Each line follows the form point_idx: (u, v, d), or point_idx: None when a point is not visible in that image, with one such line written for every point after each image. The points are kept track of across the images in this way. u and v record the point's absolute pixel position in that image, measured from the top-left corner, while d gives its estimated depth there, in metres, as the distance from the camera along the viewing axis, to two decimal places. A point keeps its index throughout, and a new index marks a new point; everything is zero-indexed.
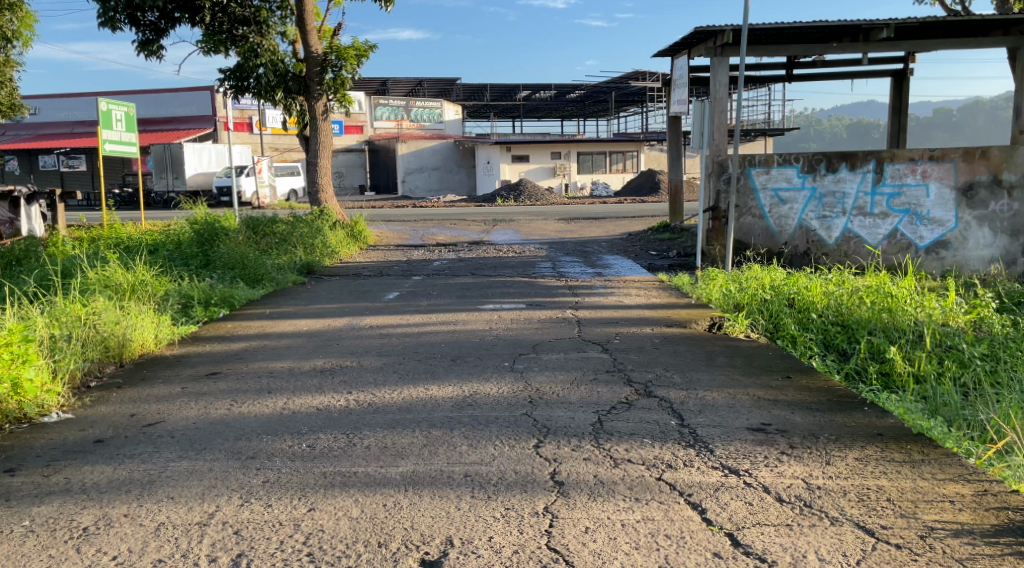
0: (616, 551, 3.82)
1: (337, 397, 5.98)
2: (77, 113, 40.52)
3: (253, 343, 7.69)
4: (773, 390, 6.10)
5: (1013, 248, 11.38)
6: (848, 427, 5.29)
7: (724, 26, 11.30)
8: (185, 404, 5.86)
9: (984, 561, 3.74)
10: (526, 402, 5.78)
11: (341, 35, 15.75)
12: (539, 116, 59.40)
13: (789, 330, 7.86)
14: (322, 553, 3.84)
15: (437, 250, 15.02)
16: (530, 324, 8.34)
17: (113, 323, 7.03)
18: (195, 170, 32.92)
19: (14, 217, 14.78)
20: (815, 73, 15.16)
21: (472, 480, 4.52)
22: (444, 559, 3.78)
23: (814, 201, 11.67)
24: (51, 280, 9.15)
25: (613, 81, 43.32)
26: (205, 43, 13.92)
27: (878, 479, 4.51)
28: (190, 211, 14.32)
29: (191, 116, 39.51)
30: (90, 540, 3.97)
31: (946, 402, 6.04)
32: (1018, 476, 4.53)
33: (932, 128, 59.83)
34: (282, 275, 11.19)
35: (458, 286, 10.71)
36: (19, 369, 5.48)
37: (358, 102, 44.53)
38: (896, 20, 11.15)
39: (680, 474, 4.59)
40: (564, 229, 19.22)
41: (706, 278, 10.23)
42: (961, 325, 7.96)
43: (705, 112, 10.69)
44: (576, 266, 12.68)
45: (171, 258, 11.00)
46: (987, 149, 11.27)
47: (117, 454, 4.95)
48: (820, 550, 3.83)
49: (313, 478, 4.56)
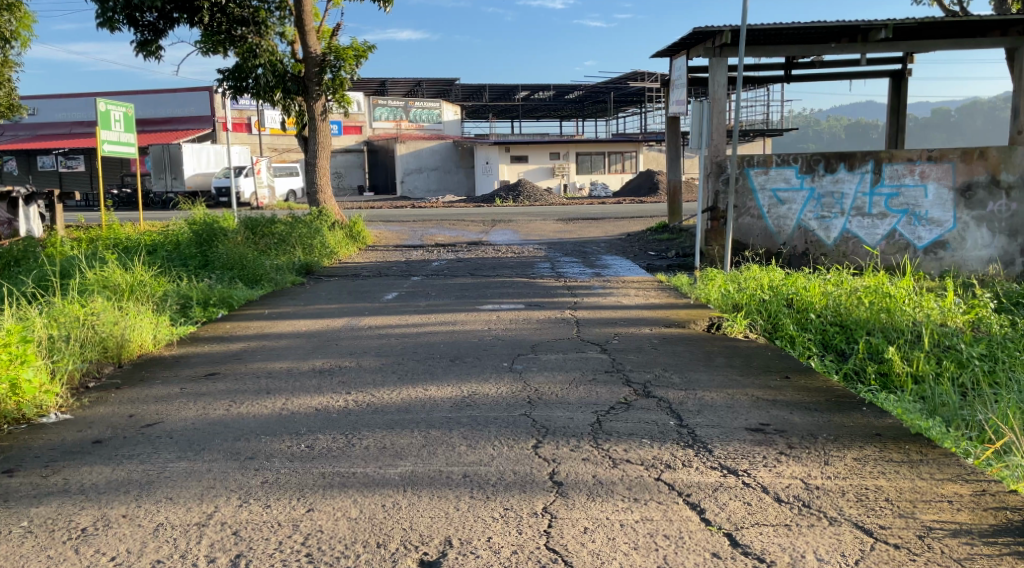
0: (615, 551, 3.83)
1: (336, 397, 5.98)
2: (75, 113, 40.52)
3: (252, 343, 7.69)
4: (771, 390, 6.11)
5: (1011, 249, 11.40)
6: (846, 427, 5.29)
7: (722, 27, 11.30)
8: (184, 404, 5.86)
9: (982, 561, 3.74)
10: (524, 402, 5.78)
11: (340, 35, 15.76)
12: (538, 117, 59.40)
13: (788, 330, 7.87)
14: (320, 553, 3.84)
15: (436, 250, 15.07)
16: (528, 324, 8.35)
17: (111, 323, 7.03)
18: (193, 170, 32.93)
19: (13, 218, 14.77)
20: (814, 73, 15.17)
21: (471, 480, 4.53)
22: (443, 559, 3.78)
23: (813, 202, 11.67)
24: (50, 281, 9.14)
25: (612, 81, 43.32)
26: (204, 44, 14.02)
27: (876, 479, 4.52)
28: (189, 212, 14.33)
29: (189, 116, 39.50)
30: (88, 541, 3.97)
31: (944, 402, 6.06)
32: (1016, 476, 4.54)
33: (931, 128, 59.83)
34: (281, 276, 11.19)
35: (457, 287, 10.71)
36: (18, 369, 5.48)
37: (357, 102, 44.57)
38: (894, 20, 11.15)
39: (678, 474, 4.59)
40: (562, 229, 19.29)
41: (704, 279, 10.24)
42: (959, 325, 7.98)
43: (704, 113, 10.66)
44: (574, 266, 12.69)
45: (169, 259, 11.00)
46: (985, 149, 11.28)
47: (115, 454, 4.95)
48: (819, 550, 3.83)
49: (312, 479, 4.57)
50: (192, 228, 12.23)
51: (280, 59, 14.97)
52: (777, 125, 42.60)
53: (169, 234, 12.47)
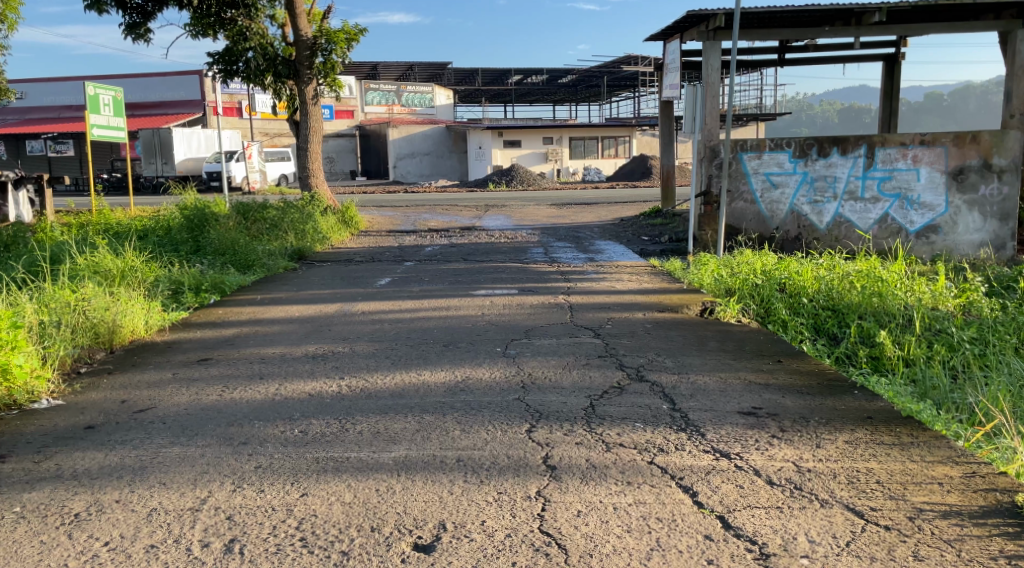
0: (608, 534, 3.84)
1: (330, 383, 5.96)
2: (65, 97, 40.34)
3: (244, 329, 7.65)
4: (764, 373, 6.13)
5: (1002, 233, 11.42)
6: (838, 411, 5.31)
7: (717, 10, 11.26)
8: (176, 391, 5.84)
9: (973, 543, 3.76)
10: (518, 386, 5.80)
11: (330, 18, 15.63)
12: (531, 101, 59.01)
13: (780, 314, 7.90)
14: (313, 538, 3.85)
15: (430, 236, 14.99)
16: (522, 309, 8.33)
17: (102, 309, 7.00)
18: (184, 154, 32.96)
19: (2, 203, 14.63)
20: (807, 57, 15.12)
21: (464, 464, 4.53)
22: (437, 543, 3.78)
23: (806, 186, 11.69)
24: (39, 267, 9.06)
25: (606, 64, 43.24)
26: (193, 27, 14.08)
27: (866, 462, 4.55)
28: (179, 197, 14.16)
29: (180, 101, 39.35)
30: (81, 526, 3.96)
31: (934, 385, 6.11)
32: (1005, 458, 4.58)
33: (924, 112, 59.91)
34: (273, 262, 11.09)
35: (449, 272, 10.71)
36: (8, 355, 5.43)
37: (348, 86, 44.52)
38: (888, 3, 11.05)
39: (672, 457, 4.61)
40: (556, 214, 19.22)
41: (698, 263, 10.20)
42: (950, 309, 8.03)
43: (698, 96, 10.57)
44: (569, 252, 12.65)
45: (160, 244, 10.92)
46: (978, 133, 11.28)
47: (108, 440, 4.94)
48: (810, 532, 3.86)
49: (305, 464, 4.56)
50: (183, 214, 12.21)
51: (271, 42, 14.89)
52: (770, 108, 42.80)
53: (160, 220, 12.42)
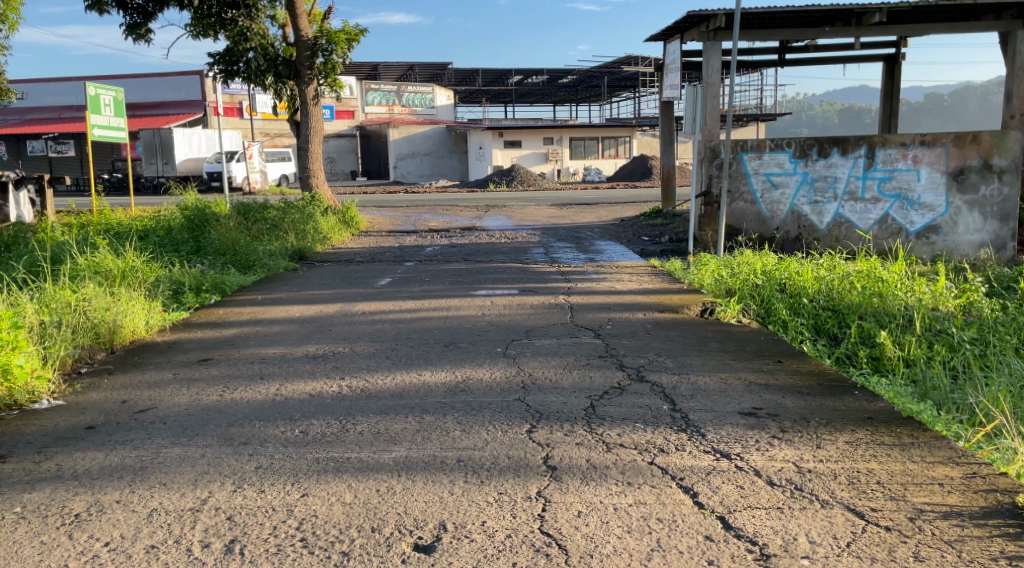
0: (608, 535, 3.84)
1: (330, 383, 5.96)
2: (65, 97, 40.36)
3: (244, 329, 7.65)
4: (764, 374, 6.13)
5: (1002, 233, 11.41)
6: (839, 411, 5.31)
7: (717, 10, 11.26)
8: (177, 391, 5.84)
9: (973, 544, 3.76)
10: (518, 387, 5.80)
11: (330, 18, 15.64)
12: (531, 101, 59.00)
13: (781, 315, 7.90)
14: (314, 538, 3.85)
15: (430, 237, 14.96)
16: (522, 310, 8.32)
17: (102, 310, 7.00)
18: (184, 154, 32.93)
19: (3, 204, 14.64)
20: (808, 58, 15.12)
21: (465, 464, 4.53)
22: (437, 544, 3.79)
23: (806, 186, 11.69)
24: (39, 268, 9.06)
25: (606, 64, 43.27)
26: (194, 27, 13.91)
27: (867, 462, 4.55)
28: (180, 197, 14.15)
29: (180, 101, 39.37)
30: (81, 527, 3.96)
31: (935, 385, 6.11)
32: (1006, 459, 4.58)
33: (924, 112, 59.93)
34: (273, 262, 11.10)
35: (449, 272, 10.71)
36: (9, 355, 5.44)
37: (348, 87, 44.54)
38: (889, 3, 11.05)
39: (672, 458, 4.62)
40: (556, 215, 19.16)
41: (698, 264, 10.20)
42: (950, 309, 8.02)
43: (699, 97, 10.55)
44: (569, 252, 12.63)
45: (161, 244, 10.91)
46: (978, 134, 11.28)
47: (109, 440, 4.95)
48: (810, 533, 3.86)
49: (305, 464, 4.57)
50: (183, 214, 12.21)
51: (271, 42, 14.90)
52: (770, 108, 42.83)
53: (160, 220, 12.42)
